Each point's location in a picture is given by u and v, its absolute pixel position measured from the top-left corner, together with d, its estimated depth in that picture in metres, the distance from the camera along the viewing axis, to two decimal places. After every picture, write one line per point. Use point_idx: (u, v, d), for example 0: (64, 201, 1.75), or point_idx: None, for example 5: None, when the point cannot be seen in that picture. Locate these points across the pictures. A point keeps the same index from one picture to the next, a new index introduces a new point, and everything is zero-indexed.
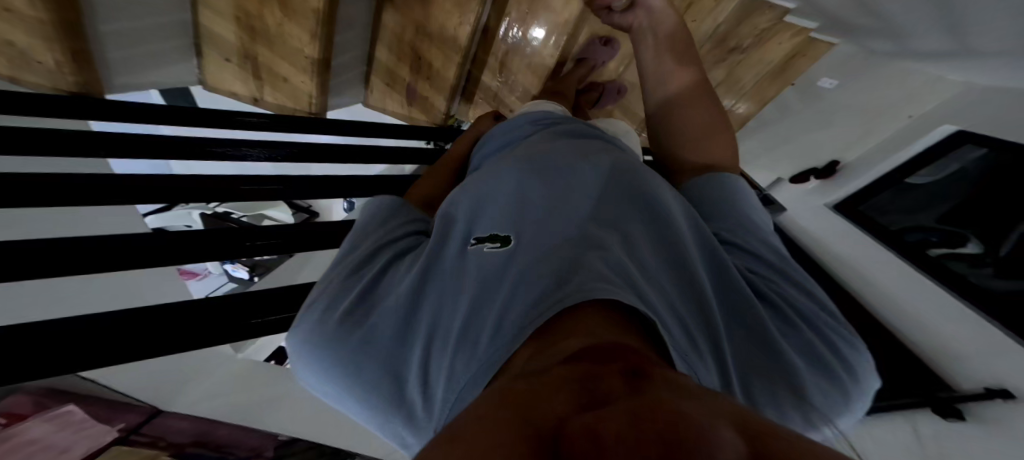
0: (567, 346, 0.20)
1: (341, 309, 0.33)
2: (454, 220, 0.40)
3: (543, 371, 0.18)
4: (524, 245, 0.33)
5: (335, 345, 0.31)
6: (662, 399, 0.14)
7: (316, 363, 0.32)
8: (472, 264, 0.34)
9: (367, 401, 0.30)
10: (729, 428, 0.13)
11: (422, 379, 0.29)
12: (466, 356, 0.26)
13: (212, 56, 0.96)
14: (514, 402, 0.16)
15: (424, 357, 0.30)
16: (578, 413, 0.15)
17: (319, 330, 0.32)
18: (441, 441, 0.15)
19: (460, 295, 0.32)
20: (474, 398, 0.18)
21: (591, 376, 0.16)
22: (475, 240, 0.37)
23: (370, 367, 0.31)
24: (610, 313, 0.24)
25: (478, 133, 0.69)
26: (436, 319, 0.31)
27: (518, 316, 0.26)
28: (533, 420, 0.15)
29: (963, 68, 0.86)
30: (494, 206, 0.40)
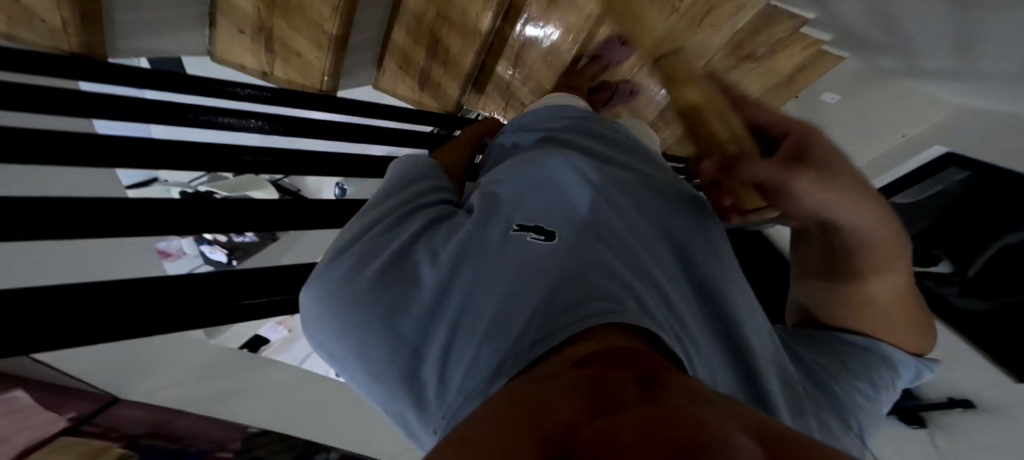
0: (574, 348, 0.20)
1: (374, 267, 0.32)
2: (499, 204, 0.39)
3: (552, 374, 0.17)
4: (571, 243, 0.33)
5: (363, 307, 0.29)
6: (678, 406, 0.14)
7: (334, 322, 0.29)
8: (515, 247, 0.33)
9: (379, 373, 0.28)
10: (747, 436, 0.13)
11: (442, 359, 0.27)
12: (495, 345, 0.26)
13: (225, 29, 0.91)
14: (519, 406, 0.15)
15: (451, 340, 0.28)
16: (589, 418, 0.14)
17: (352, 286, 0.30)
18: (450, 444, 0.14)
19: (501, 278, 0.31)
20: (478, 402, 0.17)
21: (603, 380, 0.16)
22: (518, 227, 0.36)
23: (394, 335, 0.29)
24: (650, 338, 0.24)
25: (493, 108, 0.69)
26: (466, 298, 0.30)
27: (560, 315, 0.26)
28: (543, 425, 0.14)
29: (966, 87, 0.91)
30: (532, 197, 0.40)
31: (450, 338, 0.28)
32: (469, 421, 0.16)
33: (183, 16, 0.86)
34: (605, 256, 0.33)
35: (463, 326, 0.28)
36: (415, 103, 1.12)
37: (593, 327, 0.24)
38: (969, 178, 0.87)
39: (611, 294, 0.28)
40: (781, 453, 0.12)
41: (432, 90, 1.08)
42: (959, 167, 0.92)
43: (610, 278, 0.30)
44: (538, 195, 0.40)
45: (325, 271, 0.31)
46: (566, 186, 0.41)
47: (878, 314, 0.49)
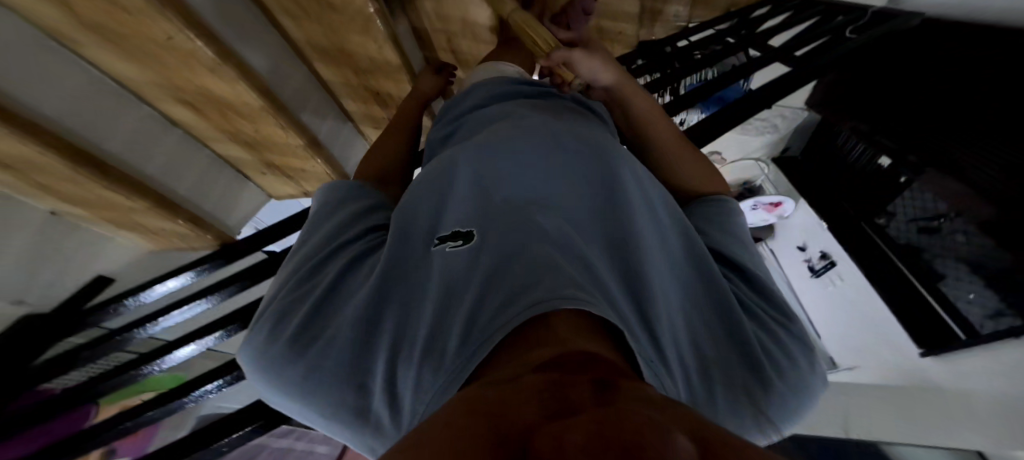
0: (536, 355, 0.20)
1: (287, 332, 0.36)
2: (417, 221, 0.41)
3: (513, 379, 0.18)
4: (487, 241, 0.34)
5: (285, 360, 0.34)
6: (627, 410, 0.14)
7: (274, 373, 0.34)
8: (438, 261, 0.34)
9: (334, 410, 0.32)
10: (687, 437, 0.13)
11: (388, 388, 0.29)
12: (434, 366, 0.26)
13: (262, 175, 0.99)
14: (476, 410, 0.16)
15: (390, 368, 0.30)
16: (546, 422, 0.15)
17: (275, 343, 0.35)
18: (410, 448, 0.15)
19: (427, 295, 0.32)
20: (439, 408, 0.18)
21: (560, 385, 0.16)
22: (439, 240, 0.37)
23: (327, 380, 0.32)
24: (574, 318, 0.25)
25: (422, 95, 0.71)
26: (401, 326, 0.32)
27: (484, 321, 0.26)
28: (500, 429, 0.15)
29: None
30: (447, 205, 0.41)
31: (391, 368, 0.30)
32: (433, 419, 0.17)
33: (234, 185, 0.95)
34: (520, 238, 0.33)
35: (400, 357, 0.30)
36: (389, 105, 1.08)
37: (522, 337, 0.24)
38: None
39: (525, 282, 0.28)
40: (724, 449, 0.13)
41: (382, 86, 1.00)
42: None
43: (532, 266, 0.29)
44: (461, 192, 0.42)
45: (257, 334, 0.37)
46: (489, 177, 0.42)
47: (698, 171, 0.58)
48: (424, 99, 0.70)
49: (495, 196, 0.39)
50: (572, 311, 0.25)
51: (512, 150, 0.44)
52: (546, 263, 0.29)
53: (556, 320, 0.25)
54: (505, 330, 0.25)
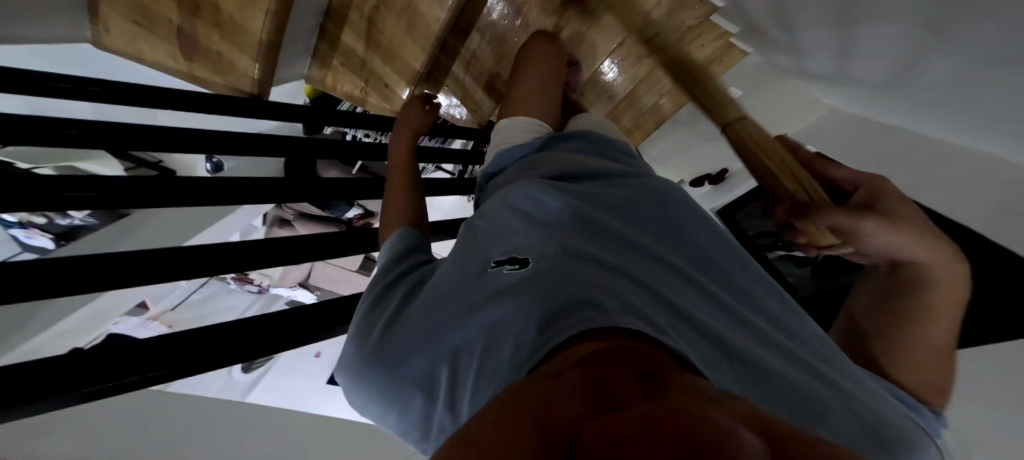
0: (579, 350, 0.20)
1: (372, 338, 0.39)
2: (469, 251, 0.42)
3: (559, 373, 0.18)
4: (538, 268, 0.34)
5: (370, 367, 0.37)
6: (683, 404, 0.14)
7: (362, 382, 0.37)
8: (489, 284, 0.36)
9: (405, 417, 0.34)
10: (749, 432, 0.13)
11: (450, 394, 0.31)
12: (489, 371, 0.27)
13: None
14: (527, 402, 0.16)
15: (451, 377, 0.31)
16: (597, 414, 0.14)
17: (362, 349, 0.38)
18: (464, 439, 0.15)
19: (478, 310, 0.33)
20: (483, 405, 0.18)
21: (610, 379, 0.16)
22: (496, 263, 0.39)
23: (400, 390, 0.35)
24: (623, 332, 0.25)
25: (411, 128, 0.69)
26: (457, 339, 0.33)
27: (534, 332, 0.27)
28: (550, 421, 0.15)
29: (843, 93, 0.97)
30: (504, 231, 0.43)
31: (452, 377, 0.31)
32: (486, 410, 0.17)
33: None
34: (580, 271, 0.33)
35: (460, 367, 0.31)
36: (188, 76, 0.88)
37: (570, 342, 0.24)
38: None
39: (578, 302, 0.28)
40: (783, 446, 0.12)
41: (205, 59, 0.86)
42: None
43: (579, 289, 0.30)
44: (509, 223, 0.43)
45: (346, 348, 0.41)
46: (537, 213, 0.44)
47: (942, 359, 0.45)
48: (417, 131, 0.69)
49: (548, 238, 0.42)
50: (613, 329, 0.25)
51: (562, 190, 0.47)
52: (609, 296, 0.29)
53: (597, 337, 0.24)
54: (550, 345, 0.25)
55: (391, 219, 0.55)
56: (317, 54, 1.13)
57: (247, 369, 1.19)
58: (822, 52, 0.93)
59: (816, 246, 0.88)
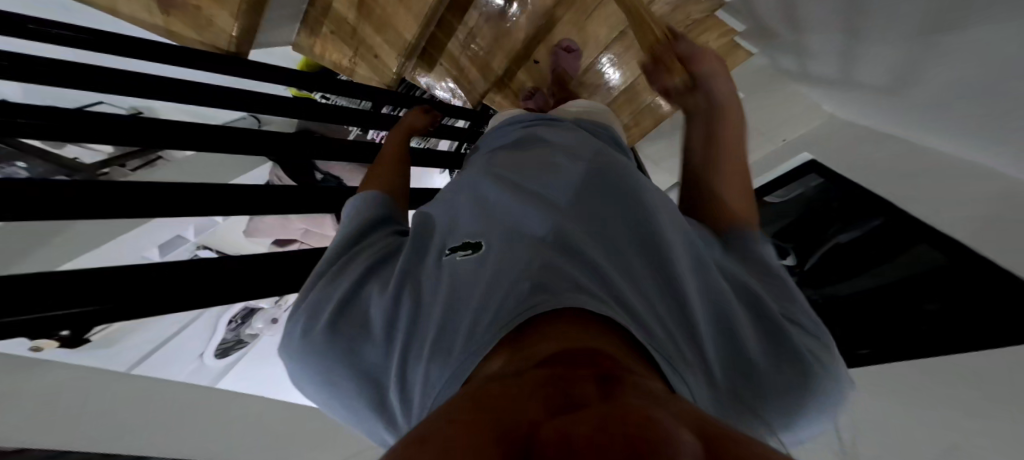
0: (538, 351, 0.20)
1: (322, 323, 0.38)
2: (430, 238, 0.43)
3: (517, 374, 0.18)
4: (492, 250, 0.35)
5: (318, 356, 0.36)
6: (634, 406, 0.14)
7: (311, 367, 0.37)
8: (445, 271, 0.36)
9: (358, 405, 0.35)
10: (691, 434, 0.13)
11: (400, 381, 0.31)
12: (440, 362, 0.27)
13: None
14: (480, 405, 0.16)
15: (401, 363, 0.32)
16: (551, 418, 0.15)
17: (307, 337, 0.37)
18: (413, 441, 0.15)
19: (436, 298, 0.34)
20: (438, 405, 0.17)
21: (565, 381, 0.16)
22: (450, 250, 0.39)
23: (353, 376, 0.35)
24: (580, 315, 0.25)
25: (413, 124, 0.73)
26: (412, 327, 0.34)
27: (491, 319, 0.26)
28: (505, 426, 0.15)
29: (844, 98, 1.05)
30: (464, 219, 0.43)
31: (403, 364, 0.32)
32: (442, 412, 0.17)
33: None
34: (538, 247, 0.33)
35: (412, 353, 0.32)
36: (164, 32, 0.85)
37: (530, 334, 0.24)
38: (823, 185, 1.04)
39: (536, 282, 0.28)
40: (726, 448, 0.13)
41: (182, 14, 0.85)
42: (933, 245, 0.76)
43: (542, 273, 0.29)
44: (466, 206, 0.45)
45: (291, 326, 0.39)
46: (491, 191, 0.46)
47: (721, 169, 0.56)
48: (416, 125, 0.73)
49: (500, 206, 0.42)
50: (565, 310, 0.25)
51: (516, 172, 0.49)
52: (561, 271, 0.29)
53: (549, 326, 0.24)
54: (503, 328, 0.25)
55: (375, 179, 0.57)
56: (306, 19, 1.08)
57: (221, 355, 1.15)
58: (830, 56, 1.00)
59: (803, 256, 0.95)
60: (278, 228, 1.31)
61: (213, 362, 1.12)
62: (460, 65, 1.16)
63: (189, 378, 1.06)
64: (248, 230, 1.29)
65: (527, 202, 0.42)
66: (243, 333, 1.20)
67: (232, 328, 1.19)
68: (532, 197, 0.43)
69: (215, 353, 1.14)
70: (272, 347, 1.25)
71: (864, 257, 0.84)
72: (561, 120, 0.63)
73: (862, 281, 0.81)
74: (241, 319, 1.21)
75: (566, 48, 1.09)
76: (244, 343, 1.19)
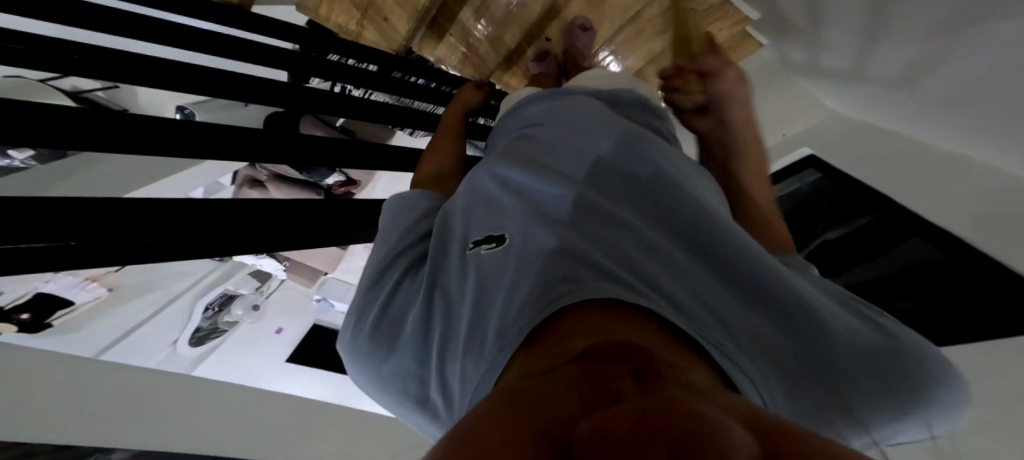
0: (573, 345, 0.20)
1: (367, 327, 0.39)
2: (453, 230, 0.43)
3: (553, 369, 0.17)
4: (517, 241, 0.34)
5: (368, 358, 0.38)
6: (678, 399, 0.14)
7: (362, 368, 0.38)
8: (473, 263, 0.36)
9: (403, 403, 0.36)
10: (741, 428, 0.12)
11: (439, 378, 0.32)
12: (475, 357, 0.28)
13: None
14: (518, 403, 0.16)
15: (440, 363, 0.32)
16: (588, 414, 0.14)
17: (356, 341, 0.38)
18: (455, 438, 0.15)
19: (466, 294, 0.34)
20: (478, 401, 0.17)
21: (602, 376, 0.16)
22: (473, 244, 0.38)
23: (397, 376, 0.36)
24: (625, 307, 0.24)
25: (465, 103, 0.75)
26: (445, 324, 0.34)
27: (518, 313, 0.26)
28: (541, 423, 0.14)
29: (851, 93, 1.03)
30: (487, 210, 0.42)
31: (440, 359, 0.32)
32: (479, 409, 0.17)
33: None
34: (570, 235, 0.32)
35: (448, 349, 0.32)
36: None
37: (562, 323, 0.23)
38: (819, 180, 1.02)
39: (570, 273, 0.27)
40: (777, 443, 0.12)
41: None
42: (926, 238, 0.74)
43: (572, 264, 0.28)
44: (492, 196, 0.44)
45: (343, 333, 0.41)
46: (523, 179, 0.45)
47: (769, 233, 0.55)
48: (466, 105, 0.75)
49: (534, 197, 0.42)
50: (606, 299, 0.24)
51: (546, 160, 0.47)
52: (595, 264, 0.28)
53: (587, 314, 0.24)
54: (536, 321, 0.24)
55: (431, 160, 0.61)
56: None
57: (197, 343, 1.12)
58: (843, 47, 0.97)
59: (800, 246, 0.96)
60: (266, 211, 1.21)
61: (187, 350, 1.10)
62: (470, 43, 1.16)
63: (161, 365, 1.02)
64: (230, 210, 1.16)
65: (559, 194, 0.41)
66: (221, 320, 1.19)
67: (209, 316, 1.18)
68: (563, 188, 0.42)
69: (189, 341, 1.12)
70: (251, 334, 1.24)
71: (855, 252, 0.84)
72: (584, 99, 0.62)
73: (864, 272, 0.80)
74: (219, 307, 1.21)
75: (581, 25, 1.07)
76: (221, 331, 1.18)
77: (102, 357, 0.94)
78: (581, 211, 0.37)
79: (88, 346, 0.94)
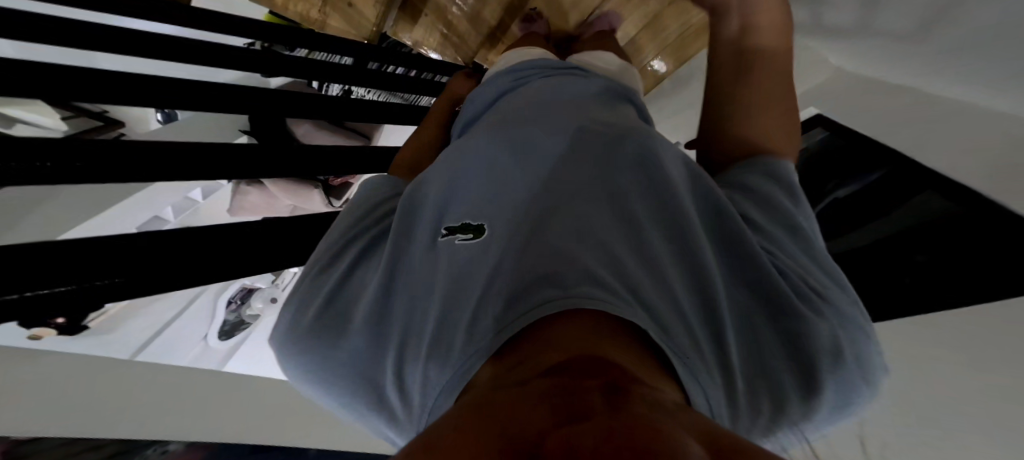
0: (545, 357, 0.20)
1: (309, 314, 0.39)
2: (432, 217, 0.42)
3: (522, 382, 0.18)
4: (496, 235, 0.35)
5: (308, 345, 0.37)
6: (640, 414, 0.14)
7: (296, 358, 0.37)
8: (450, 253, 0.36)
9: (342, 398, 0.35)
10: (697, 444, 0.13)
11: (396, 378, 0.32)
12: (442, 360, 0.28)
13: None
14: (487, 416, 0.16)
15: (398, 362, 0.32)
16: (555, 427, 0.15)
17: (296, 326, 0.38)
18: (420, 451, 0.15)
19: (435, 293, 0.33)
20: (446, 413, 0.18)
21: (570, 391, 0.16)
22: (449, 232, 0.39)
23: (338, 372, 0.35)
24: (585, 313, 0.24)
25: (455, 93, 0.74)
26: (408, 324, 0.34)
27: (493, 318, 0.26)
28: (507, 438, 0.15)
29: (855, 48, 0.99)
30: (452, 203, 0.42)
31: (399, 362, 0.32)
32: (449, 417, 0.18)
33: None
34: (549, 232, 0.33)
35: (409, 348, 0.32)
36: None
37: (542, 331, 0.24)
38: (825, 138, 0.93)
39: (547, 274, 0.27)
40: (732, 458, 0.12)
41: None
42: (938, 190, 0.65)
43: (529, 265, 0.29)
44: (467, 185, 0.44)
45: (283, 316, 0.40)
46: (498, 161, 0.45)
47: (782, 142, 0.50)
48: (456, 93, 0.74)
49: (496, 189, 0.42)
50: (580, 309, 0.24)
51: (522, 142, 0.46)
52: (564, 266, 0.28)
53: (569, 321, 0.24)
54: (514, 327, 0.25)
55: (416, 151, 0.61)
56: None
57: (226, 337, 1.20)
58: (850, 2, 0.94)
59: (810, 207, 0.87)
60: (265, 206, 1.21)
61: (217, 344, 1.18)
62: (448, 21, 1.15)
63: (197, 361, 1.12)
64: (233, 207, 1.18)
65: (518, 186, 0.41)
66: (243, 314, 1.25)
67: (233, 310, 1.23)
68: (524, 177, 0.42)
69: (219, 335, 1.19)
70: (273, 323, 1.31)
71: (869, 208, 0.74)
72: (567, 73, 0.61)
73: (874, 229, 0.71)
74: (239, 300, 1.24)
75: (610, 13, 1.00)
76: (246, 323, 1.25)
77: (138, 358, 0.97)
78: (533, 203, 0.38)
79: (122, 348, 0.97)
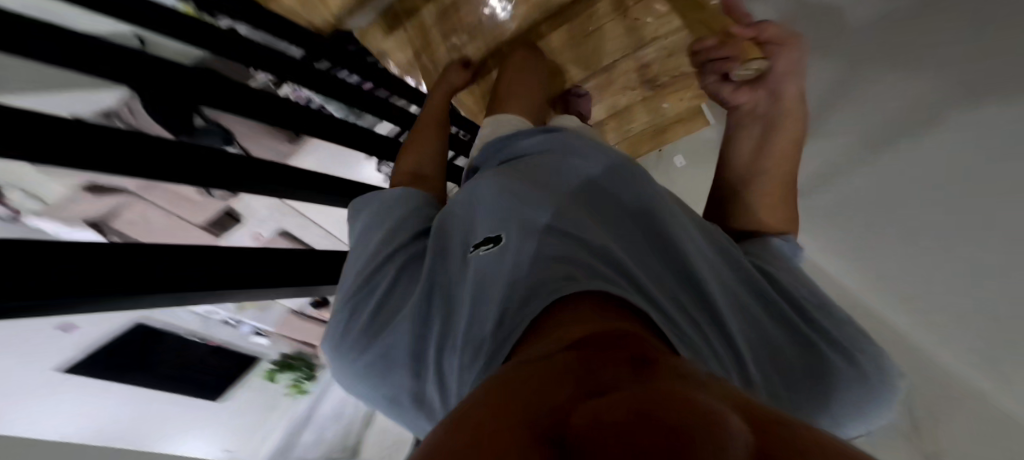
0: (566, 334, 0.20)
1: (359, 325, 0.39)
2: (449, 231, 0.41)
3: (545, 357, 0.17)
4: (515, 241, 0.34)
5: (363, 355, 0.38)
6: (672, 389, 0.14)
7: (353, 368, 0.39)
8: (471, 258, 0.35)
9: (400, 400, 0.37)
10: (735, 417, 0.12)
11: (438, 376, 0.32)
12: (471, 349, 0.28)
13: None
14: (513, 389, 0.16)
15: (438, 356, 0.33)
16: (583, 401, 0.14)
17: (348, 335, 0.39)
18: (445, 428, 0.15)
19: (464, 288, 0.34)
20: (470, 390, 0.17)
21: (596, 366, 0.16)
22: (472, 246, 0.37)
23: (392, 377, 0.37)
24: (615, 305, 0.25)
25: (451, 84, 0.67)
26: (445, 324, 0.34)
27: (517, 305, 0.27)
28: (536, 413, 0.14)
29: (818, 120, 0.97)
30: (479, 209, 0.41)
31: (438, 354, 0.33)
32: (472, 398, 0.17)
33: None
34: (559, 240, 0.33)
35: (448, 339, 0.33)
36: None
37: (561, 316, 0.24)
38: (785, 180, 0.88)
39: (574, 273, 0.28)
40: (771, 434, 0.12)
41: None
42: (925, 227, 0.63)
43: (562, 266, 0.29)
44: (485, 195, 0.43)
45: (333, 326, 0.41)
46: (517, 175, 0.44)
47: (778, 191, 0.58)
48: (456, 86, 0.67)
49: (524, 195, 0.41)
50: (603, 298, 0.25)
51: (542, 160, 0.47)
52: (592, 274, 0.28)
53: (590, 304, 0.25)
54: (537, 312, 0.25)
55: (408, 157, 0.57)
56: None
57: None
58: None
59: None
60: None
61: None
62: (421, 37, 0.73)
63: None
64: None
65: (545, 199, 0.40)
66: None
67: None
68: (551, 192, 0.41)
69: None
70: None
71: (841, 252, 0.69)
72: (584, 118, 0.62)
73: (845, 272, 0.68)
74: None
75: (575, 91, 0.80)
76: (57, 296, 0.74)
77: None
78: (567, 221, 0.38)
79: None
